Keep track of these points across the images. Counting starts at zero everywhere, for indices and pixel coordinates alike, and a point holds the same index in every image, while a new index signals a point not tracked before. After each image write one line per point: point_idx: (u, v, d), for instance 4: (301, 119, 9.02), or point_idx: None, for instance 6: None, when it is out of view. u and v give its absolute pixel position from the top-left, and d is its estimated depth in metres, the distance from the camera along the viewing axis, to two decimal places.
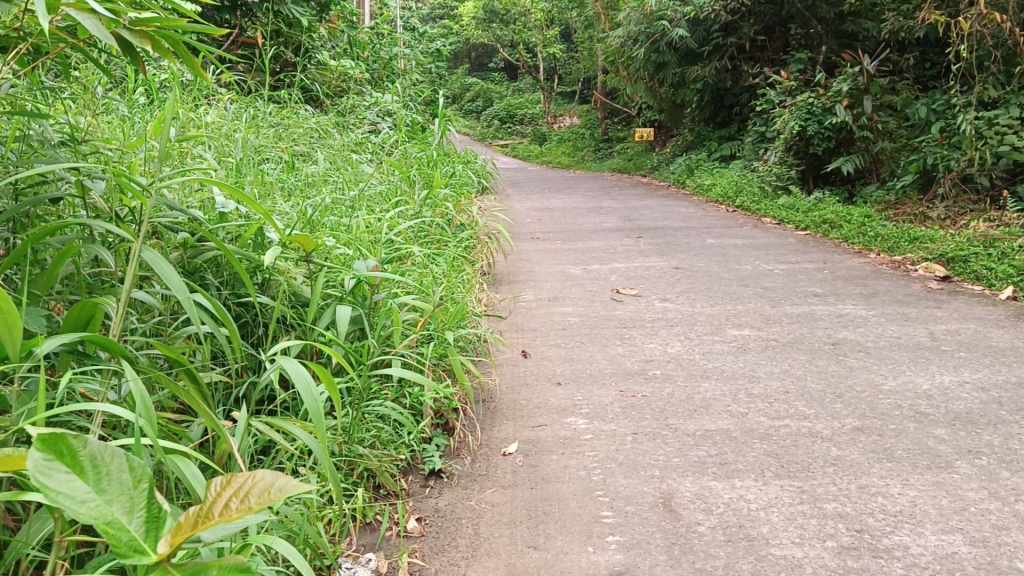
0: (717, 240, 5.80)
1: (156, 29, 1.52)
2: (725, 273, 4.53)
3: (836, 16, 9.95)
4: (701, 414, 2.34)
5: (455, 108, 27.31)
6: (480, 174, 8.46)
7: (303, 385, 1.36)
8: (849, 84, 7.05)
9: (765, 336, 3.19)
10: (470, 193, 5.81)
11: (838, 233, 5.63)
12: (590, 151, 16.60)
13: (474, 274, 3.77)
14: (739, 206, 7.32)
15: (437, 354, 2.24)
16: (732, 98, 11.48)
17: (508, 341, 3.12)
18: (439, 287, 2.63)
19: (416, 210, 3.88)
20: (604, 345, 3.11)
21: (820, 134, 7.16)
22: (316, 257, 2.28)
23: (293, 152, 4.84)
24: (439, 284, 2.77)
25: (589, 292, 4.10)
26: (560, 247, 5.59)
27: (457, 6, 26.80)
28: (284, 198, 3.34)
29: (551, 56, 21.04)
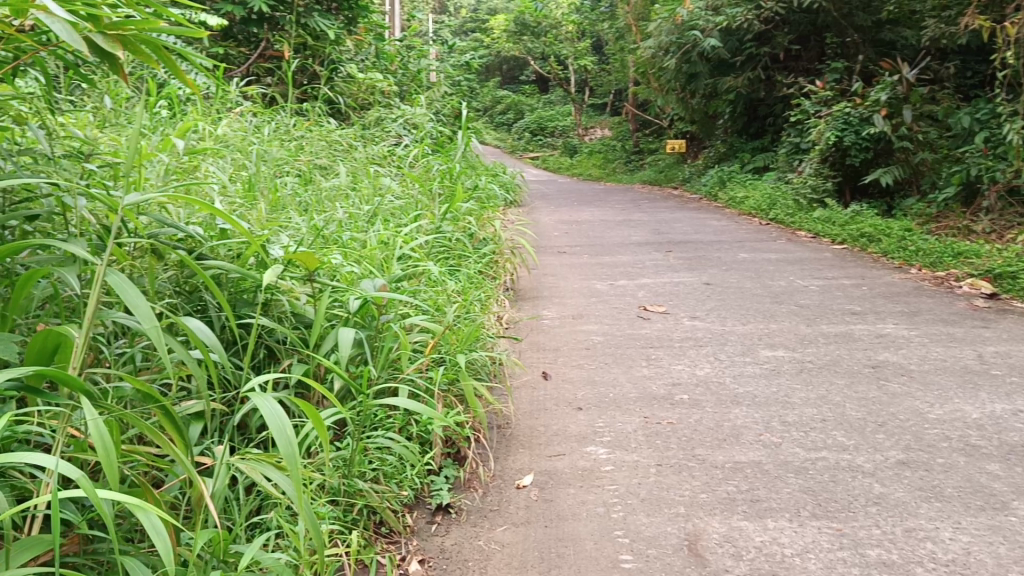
0: (750, 254, 5.62)
1: (133, 33, 1.42)
2: (758, 289, 4.35)
3: (872, 25, 9.74)
4: (731, 444, 2.18)
5: (486, 120, 27.26)
6: (507, 187, 8.36)
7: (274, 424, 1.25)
8: (887, 93, 6.85)
9: (801, 357, 3.02)
10: (495, 207, 5.70)
11: (876, 247, 5.43)
12: (621, 163, 16.43)
13: (495, 291, 3.64)
14: (773, 219, 7.12)
15: (447, 379, 2.11)
16: (766, 109, 11.27)
17: (528, 361, 2.99)
18: (453, 306, 2.51)
19: (436, 224, 3.77)
20: (629, 366, 2.96)
21: (858, 144, 6.91)
22: (321, 275, 2.18)
23: (314, 165, 4.76)
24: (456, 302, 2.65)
25: (615, 309, 3.96)
26: (587, 262, 5.44)
27: (488, 20, 26.85)
28: (298, 213, 3.24)
29: (583, 68, 20.96)
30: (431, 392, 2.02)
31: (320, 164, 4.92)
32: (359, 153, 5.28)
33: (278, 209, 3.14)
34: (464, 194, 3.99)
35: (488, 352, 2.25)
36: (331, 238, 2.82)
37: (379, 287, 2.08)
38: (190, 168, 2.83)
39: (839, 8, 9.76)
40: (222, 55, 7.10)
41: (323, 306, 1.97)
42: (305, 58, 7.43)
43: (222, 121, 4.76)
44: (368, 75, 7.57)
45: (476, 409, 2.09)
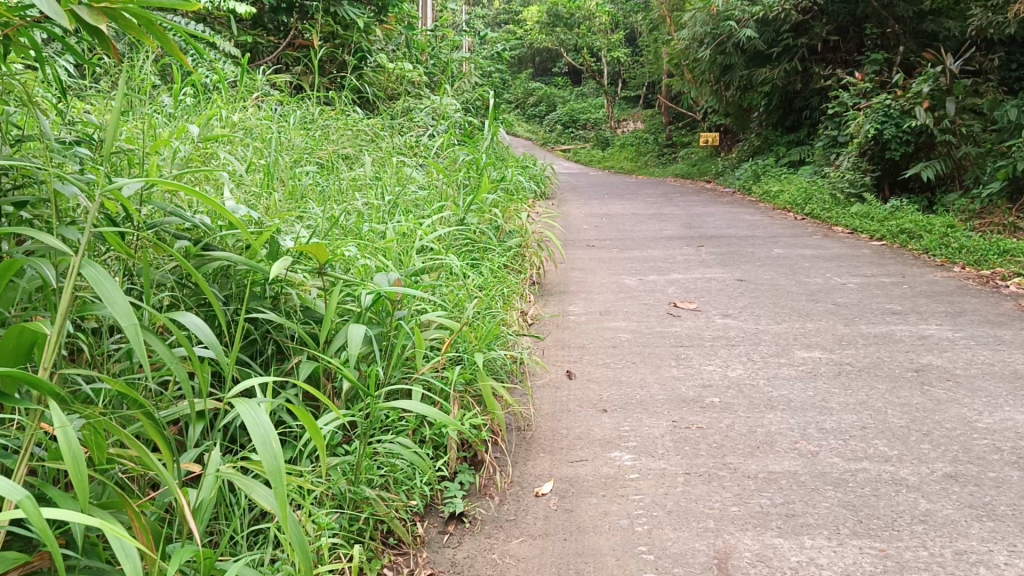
0: (784, 250, 5.46)
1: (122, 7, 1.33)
2: (793, 286, 4.20)
3: (914, 15, 9.48)
4: (764, 453, 2.06)
5: (518, 112, 27.11)
6: (536, 179, 8.24)
7: (260, 434, 1.15)
8: (930, 85, 6.63)
9: (839, 359, 2.88)
10: (523, 199, 5.59)
11: (917, 244, 5.24)
12: (653, 156, 16.22)
13: (519, 285, 3.53)
14: (808, 214, 6.92)
15: (464, 380, 2.00)
16: (802, 102, 11.03)
17: (552, 359, 2.88)
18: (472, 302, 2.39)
19: (459, 216, 3.66)
20: (657, 366, 2.84)
21: (898, 137, 6.67)
22: (333, 268, 2.07)
23: (338, 154, 4.69)
24: (477, 298, 2.54)
25: (644, 305, 3.83)
26: (616, 256, 5.31)
27: (521, 11, 26.70)
28: (317, 204, 3.15)
29: (616, 60, 20.75)
30: (446, 392, 1.92)
31: (346, 155, 4.84)
32: (385, 143, 5.19)
33: (296, 200, 3.06)
34: (489, 186, 3.88)
35: (507, 351, 2.14)
36: (350, 230, 2.73)
37: (393, 280, 1.97)
38: (206, 156, 2.76)
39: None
40: (250, 44, 7.04)
41: (333, 301, 1.88)
42: (333, 47, 7.36)
43: (246, 110, 4.69)
44: (397, 65, 7.48)
45: (494, 411, 1.98)
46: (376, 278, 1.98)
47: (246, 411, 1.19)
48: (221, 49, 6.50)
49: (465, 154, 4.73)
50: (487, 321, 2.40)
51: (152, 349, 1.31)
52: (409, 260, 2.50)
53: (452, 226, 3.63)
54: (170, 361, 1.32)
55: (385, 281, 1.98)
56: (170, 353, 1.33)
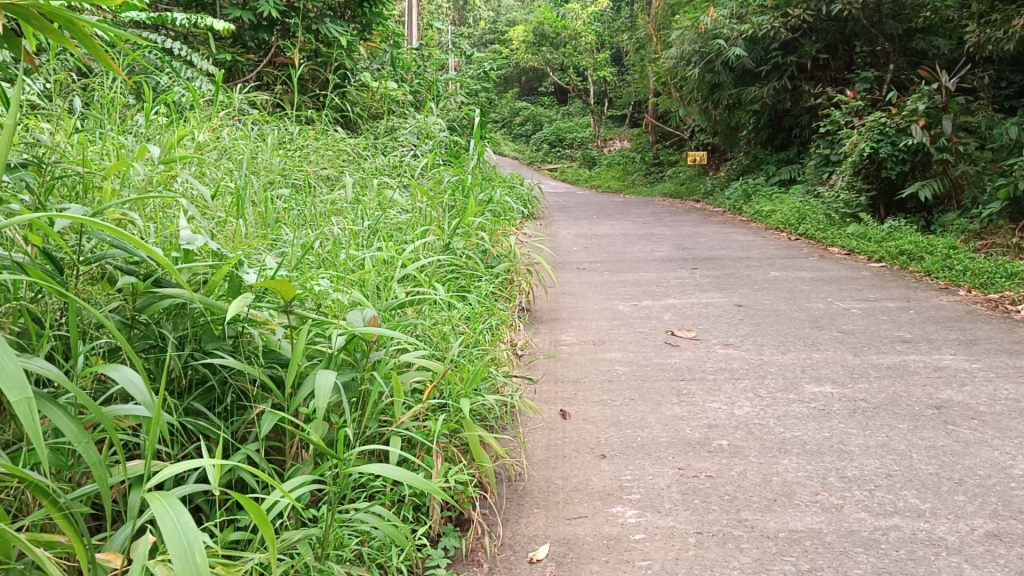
0: (781, 273, 5.29)
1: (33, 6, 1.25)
2: (795, 312, 4.02)
3: (904, 33, 9.41)
4: (783, 507, 1.85)
5: (504, 132, 27.04)
6: (523, 200, 8.07)
7: (179, 552, 1.01)
8: (925, 103, 6.49)
9: (852, 394, 2.68)
10: (510, 221, 5.40)
11: (918, 266, 5.09)
12: (641, 176, 16.11)
13: (507, 315, 3.33)
14: (802, 235, 6.76)
15: (448, 429, 1.79)
16: (792, 120, 10.92)
17: (544, 398, 2.68)
18: (459, 341, 2.18)
19: (444, 242, 3.47)
20: (657, 404, 2.64)
21: (894, 156, 6.55)
22: (302, 305, 1.86)
23: (318, 176, 4.49)
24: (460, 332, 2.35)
25: (640, 333, 3.63)
26: (607, 279, 5.12)
27: (507, 31, 26.66)
28: (291, 230, 2.94)
29: (603, 80, 20.66)
30: (429, 445, 1.71)
31: (327, 176, 4.64)
32: (368, 164, 5.00)
33: (267, 225, 2.86)
34: (475, 209, 3.69)
35: (497, 396, 1.93)
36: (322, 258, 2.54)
37: (368, 319, 1.76)
38: (166, 180, 2.56)
39: (869, 16, 9.43)
40: (229, 62, 6.85)
41: (302, 343, 1.66)
42: (316, 65, 7.18)
43: (222, 131, 4.49)
44: (382, 83, 7.31)
45: (482, 463, 1.77)
46: (349, 316, 1.76)
47: (162, 513, 1.06)
48: (199, 67, 6.31)
49: (449, 174, 4.53)
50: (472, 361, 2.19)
51: (57, 429, 1.13)
52: (391, 293, 2.29)
53: (437, 252, 3.44)
54: (76, 440, 1.13)
55: (359, 320, 1.77)
56: (77, 429, 1.14)
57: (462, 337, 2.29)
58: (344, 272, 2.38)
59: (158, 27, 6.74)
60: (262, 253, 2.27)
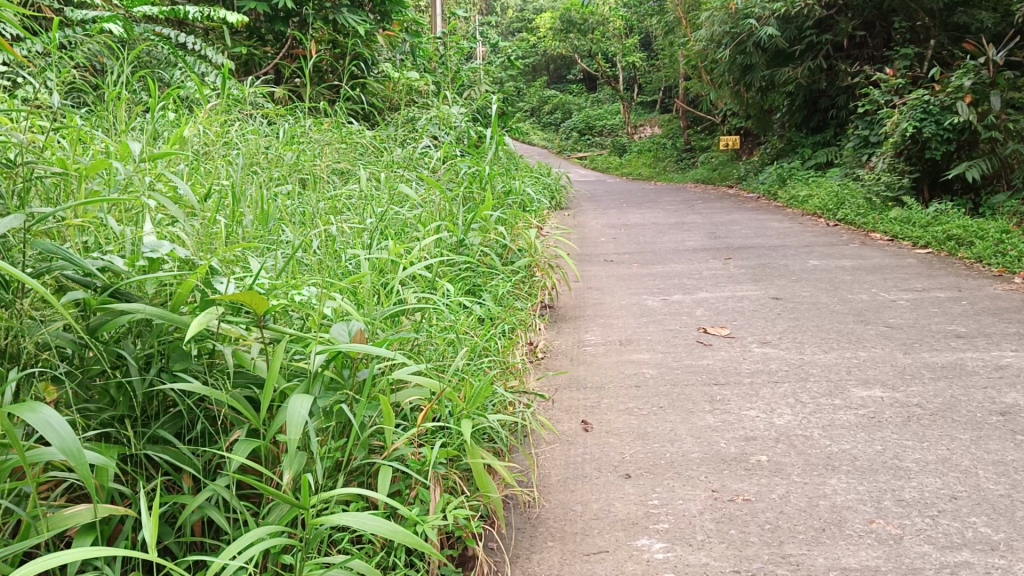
0: (821, 261, 5.01)
1: None
2: (837, 305, 3.75)
3: (944, 7, 9.03)
4: (832, 539, 1.62)
5: (533, 121, 26.78)
6: (548, 191, 7.84)
7: None
8: (971, 78, 6.15)
9: (904, 399, 2.43)
10: (533, 213, 5.18)
11: (967, 251, 4.79)
12: (672, 162, 15.78)
13: (526, 316, 3.12)
14: (841, 221, 6.45)
15: (447, 456, 1.58)
16: (828, 101, 10.55)
17: (564, 408, 2.47)
18: (464, 352, 1.97)
19: (458, 239, 3.26)
20: (688, 413, 2.40)
21: (939, 135, 6.22)
22: (281, 318, 1.66)
23: (331, 170, 4.30)
24: (469, 341, 2.14)
25: (669, 331, 3.40)
26: (636, 272, 4.89)
27: (534, 19, 26.35)
28: (293, 229, 2.75)
29: (632, 65, 20.31)
30: (424, 477, 1.49)
31: (342, 170, 4.45)
32: (384, 156, 4.81)
33: (266, 224, 2.67)
34: (492, 202, 3.48)
35: (504, 416, 1.72)
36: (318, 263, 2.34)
37: (354, 334, 1.57)
38: (152, 177, 2.37)
39: None
40: (245, 55, 6.68)
41: (277, 360, 1.47)
42: (334, 56, 7.00)
43: (231, 127, 4.32)
44: (402, 73, 7.11)
45: (487, 494, 1.55)
46: (332, 330, 1.57)
47: None
48: (213, 61, 6.16)
49: (466, 166, 4.32)
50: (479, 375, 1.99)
51: None
52: (390, 300, 2.08)
53: (451, 249, 3.23)
54: None
55: (343, 335, 1.57)
56: None
57: (469, 347, 2.08)
58: (338, 279, 2.18)
59: (173, 21, 6.60)
60: (248, 258, 2.07)
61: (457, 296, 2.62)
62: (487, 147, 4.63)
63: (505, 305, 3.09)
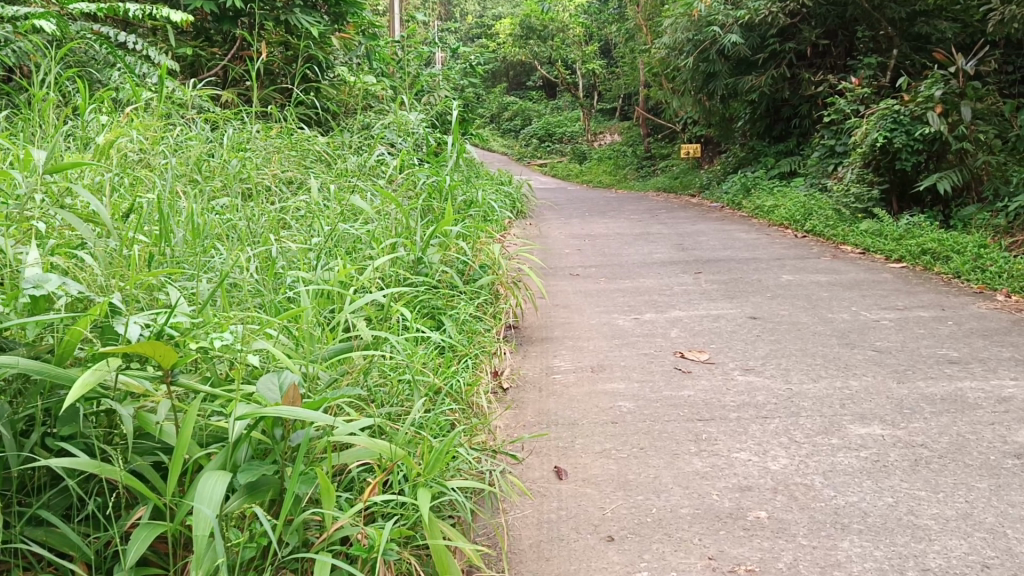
0: (794, 276, 4.83)
1: None
2: (818, 325, 3.54)
3: (906, 17, 8.99)
4: None
5: (491, 127, 26.54)
6: (509, 201, 7.58)
7: None
8: (941, 88, 6.03)
9: (908, 438, 2.20)
10: (495, 225, 4.93)
11: (944, 267, 4.64)
12: (632, 170, 15.65)
13: (489, 343, 2.86)
14: (809, 232, 6.34)
15: (400, 537, 1.31)
16: (791, 110, 10.44)
17: (534, 450, 2.20)
18: (420, 401, 1.70)
19: (415, 256, 2.99)
20: (672, 456, 2.16)
21: (909, 146, 6.09)
22: (200, 369, 1.38)
23: (278, 179, 4.00)
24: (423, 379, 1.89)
25: (644, 356, 3.16)
26: (603, 287, 4.65)
27: (493, 25, 26.14)
28: (227, 249, 2.46)
29: (591, 73, 20.18)
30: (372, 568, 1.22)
31: (291, 179, 4.15)
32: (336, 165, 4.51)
33: (195, 236, 2.41)
34: (453, 217, 3.20)
35: (469, 484, 1.45)
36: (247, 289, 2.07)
37: (286, 389, 1.28)
38: (59, 191, 2.08)
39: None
40: (190, 57, 6.32)
41: (189, 426, 1.19)
42: (286, 59, 6.67)
43: (169, 134, 4.00)
44: (358, 77, 6.80)
45: None
46: (258, 383, 1.28)
47: None
48: (155, 62, 5.80)
49: (424, 176, 4.04)
50: (438, 428, 1.72)
51: None
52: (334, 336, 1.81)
53: (408, 269, 2.95)
54: None
55: (273, 390, 1.28)
56: None
57: (426, 395, 1.81)
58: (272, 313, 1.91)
59: (112, 20, 6.22)
60: (165, 290, 1.78)
61: (413, 325, 2.36)
62: (448, 154, 4.35)
63: (467, 329, 2.83)
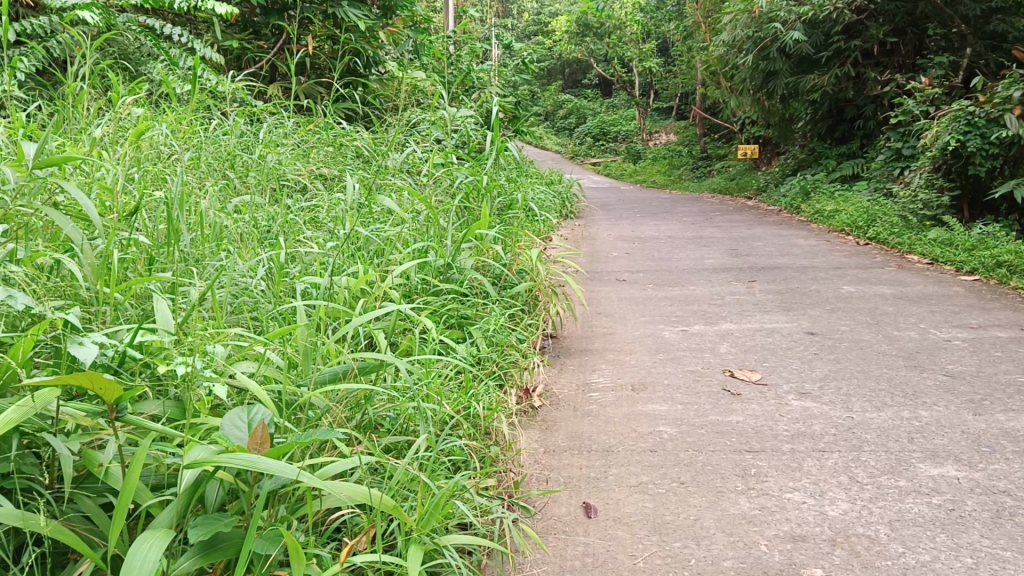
0: (855, 287, 4.53)
1: None
2: (882, 344, 3.27)
3: (981, 14, 8.53)
4: None
5: (545, 125, 26.32)
6: (556, 202, 7.36)
7: None
8: (1021, 89, 5.64)
9: (987, 484, 1.94)
10: (538, 228, 4.72)
11: (1021, 281, 4.31)
12: (687, 170, 15.30)
13: (521, 357, 2.66)
14: (872, 239, 6.01)
15: None
16: (854, 111, 10.02)
17: (561, 482, 1.99)
18: (424, 435, 1.51)
19: (445, 260, 2.79)
20: (716, 494, 1.93)
21: (984, 150, 5.71)
22: (168, 407, 1.22)
23: (310, 177, 3.84)
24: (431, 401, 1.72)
25: (689, 373, 2.93)
26: (650, 295, 4.41)
27: (549, 22, 25.89)
28: (238, 252, 2.30)
29: (648, 71, 19.84)
30: None
31: (326, 176, 4.00)
32: (374, 161, 4.36)
33: (202, 233, 2.30)
34: (488, 219, 3.00)
35: (472, 542, 1.26)
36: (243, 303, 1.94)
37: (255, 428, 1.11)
38: (47, 194, 1.95)
39: None
40: (236, 49, 6.23)
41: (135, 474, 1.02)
42: (331, 53, 6.55)
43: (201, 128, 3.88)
44: (406, 72, 6.65)
45: None
46: (222, 421, 1.12)
47: None
48: (201, 55, 5.71)
49: (463, 175, 3.86)
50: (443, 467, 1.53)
51: None
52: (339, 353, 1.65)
53: (437, 275, 2.76)
54: None
55: (239, 428, 1.12)
56: None
57: (435, 425, 1.61)
58: (268, 329, 1.76)
59: (159, 11, 6.16)
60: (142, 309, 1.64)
61: (433, 338, 2.19)
62: (490, 151, 4.17)
63: (498, 341, 2.63)
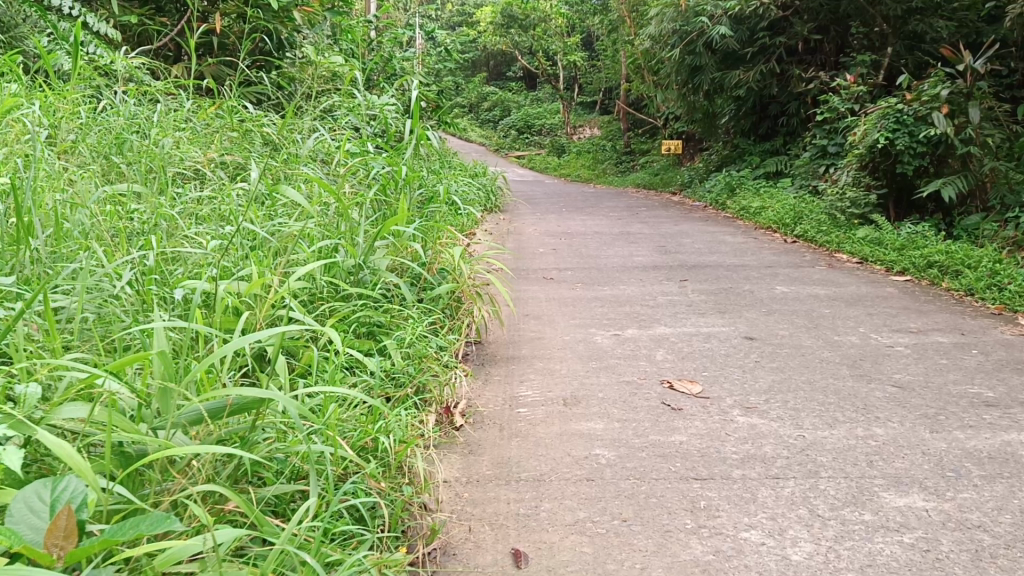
0: (789, 287, 4.39)
1: None
2: (824, 350, 3.09)
3: (901, 14, 8.52)
4: None
5: (469, 117, 26.00)
6: (481, 196, 7.08)
7: None
8: (948, 88, 5.57)
9: (960, 516, 1.75)
10: (462, 223, 4.44)
11: (954, 282, 4.23)
12: (611, 164, 15.22)
13: (441, 369, 2.38)
14: (800, 236, 6.02)
15: None
16: (778, 108, 9.99)
17: (484, 522, 1.73)
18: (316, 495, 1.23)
19: (357, 259, 2.48)
20: (663, 534, 1.68)
21: (912, 149, 5.60)
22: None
23: (210, 165, 3.46)
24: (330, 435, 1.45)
25: (624, 383, 2.70)
26: (579, 295, 4.18)
27: (474, 13, 25.54)
28: (104, 252, 1.96)
29: (572, 64, 19.69)
30: None
31: (229, 164, 3.62)
32: (282, 148, 3.99)
33: (56, 227, 1.98)
34: (406, 213, 2.70)
35: None
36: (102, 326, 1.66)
37: (54, 514, 0.95)
38: None
39: None
40: (135, 25, 5.72)
41: None
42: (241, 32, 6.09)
43: (82, 109, 3.45)
44: (323, 55, 6.24)
45: None
46: (14, 504, 0.94)
47: None
48: (96, 30, 5.22)
49: (379, 164, 3.53)
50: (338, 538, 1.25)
51: None
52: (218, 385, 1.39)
53: (346, 276, 2.45)
54: None
55: (36, 513, 0.95)
56: None
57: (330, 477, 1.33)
58: (121, 354, 1.46)
59: None
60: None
61: (339, 354, 1.90)
62: (411, 139, 3.85)
63: (415, 352, 2.33)
